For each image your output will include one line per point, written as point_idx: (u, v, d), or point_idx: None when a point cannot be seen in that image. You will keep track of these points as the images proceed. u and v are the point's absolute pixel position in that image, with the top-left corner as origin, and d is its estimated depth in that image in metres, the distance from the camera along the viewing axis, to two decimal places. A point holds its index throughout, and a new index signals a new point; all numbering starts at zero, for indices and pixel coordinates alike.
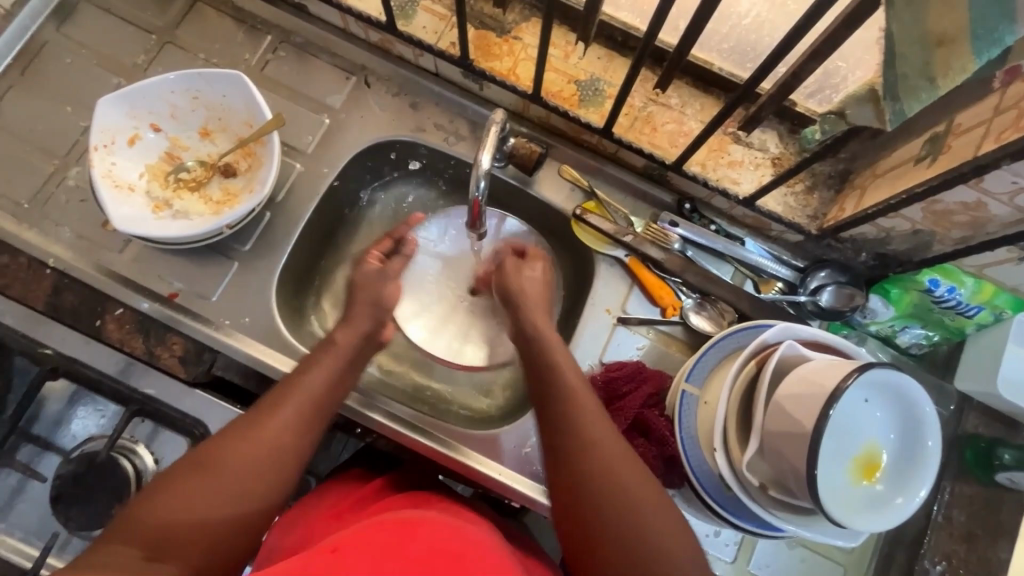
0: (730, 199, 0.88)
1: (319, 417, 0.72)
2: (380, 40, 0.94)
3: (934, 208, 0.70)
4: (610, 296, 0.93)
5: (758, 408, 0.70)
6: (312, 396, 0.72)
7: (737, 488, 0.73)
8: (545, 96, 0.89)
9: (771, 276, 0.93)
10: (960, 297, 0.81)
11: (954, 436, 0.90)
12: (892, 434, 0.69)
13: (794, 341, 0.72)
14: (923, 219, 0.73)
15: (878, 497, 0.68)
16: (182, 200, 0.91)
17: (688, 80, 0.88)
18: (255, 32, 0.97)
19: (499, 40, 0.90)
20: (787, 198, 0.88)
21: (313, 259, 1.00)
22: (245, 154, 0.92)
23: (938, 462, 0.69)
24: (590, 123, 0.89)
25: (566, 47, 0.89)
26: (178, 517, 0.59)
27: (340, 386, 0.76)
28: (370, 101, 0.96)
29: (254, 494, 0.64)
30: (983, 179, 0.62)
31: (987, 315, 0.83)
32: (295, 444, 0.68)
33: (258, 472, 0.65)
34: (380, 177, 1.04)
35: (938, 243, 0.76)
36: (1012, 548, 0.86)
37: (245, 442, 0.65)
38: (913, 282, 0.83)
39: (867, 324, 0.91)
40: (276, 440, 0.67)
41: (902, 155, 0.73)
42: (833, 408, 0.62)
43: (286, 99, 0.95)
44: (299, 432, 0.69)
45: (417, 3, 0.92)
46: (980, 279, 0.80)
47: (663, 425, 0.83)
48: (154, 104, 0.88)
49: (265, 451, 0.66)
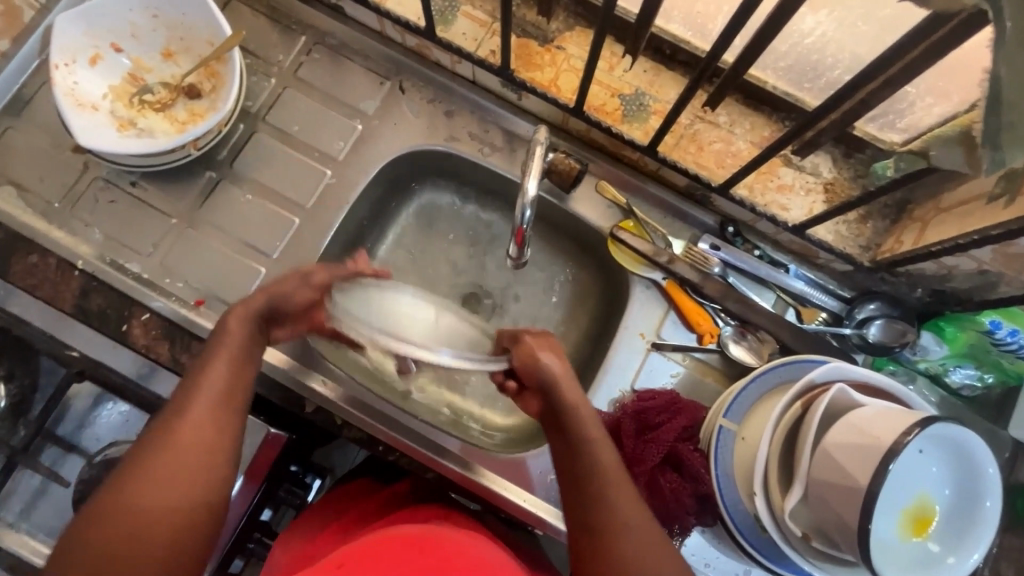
0: (777, 225, 0.84)
1: (235, 398, 0.64)
2: (417, 45, 0.90)
3: (1006, 251, 0.65)
4: (644, 320, 0.90)
5: (804, 454, 0.66)
6: (218, 390, 0.63)
7: (776, 534, 0.69)
8: (587, 110, 0.86)
9: (815, 305, 0.88)
10: (1023, 340, 0.76)
11: (1003, 486, 0.85)
12: (948, 489, 0.65)
13: (845, 385, 0.68)
14: (991, 261, 0.68)
15: (925, 555, 0.64)
16: (147, 119, 0.89)
17: (739, 97, 0.84)
18: (290, 32, 0.94)
19: (541, 49, 0.87)
20: (838, 226, 0.83)
21: None
22: (209, 75, 0.90)
23: (996, 522, 0.65)
24: (633, 141, 0.85)
25: (611, 59, 0.86)
26: (121, 546, 0.54)
27: (247, 365, 0.67)
28: (404, 108, 0.93)
29: (176, 500, 0.57)
30: None
31: None
32: (220, 433, 0.61)
33: (184, 467, 0.58)
34: (411, 186, 1.01)
35: (1004, 286, 0.71)
36: None
37: (172, 457, 0.58)
38: (972, 322, 0.79)
39: (917, 361, 0.86)
40: (193, 433, 0.60)
41: (971, 191, 0.67)
42: (892, 464, 0.59)
43: (319, 104, 0.93)
44: (216, 418, 0.61)
45: (458, 8, 0.88)
46: None
47: (698, 461, 0.79)
48: (112, 20, 0.87)
49: (188, 456, 0.58)
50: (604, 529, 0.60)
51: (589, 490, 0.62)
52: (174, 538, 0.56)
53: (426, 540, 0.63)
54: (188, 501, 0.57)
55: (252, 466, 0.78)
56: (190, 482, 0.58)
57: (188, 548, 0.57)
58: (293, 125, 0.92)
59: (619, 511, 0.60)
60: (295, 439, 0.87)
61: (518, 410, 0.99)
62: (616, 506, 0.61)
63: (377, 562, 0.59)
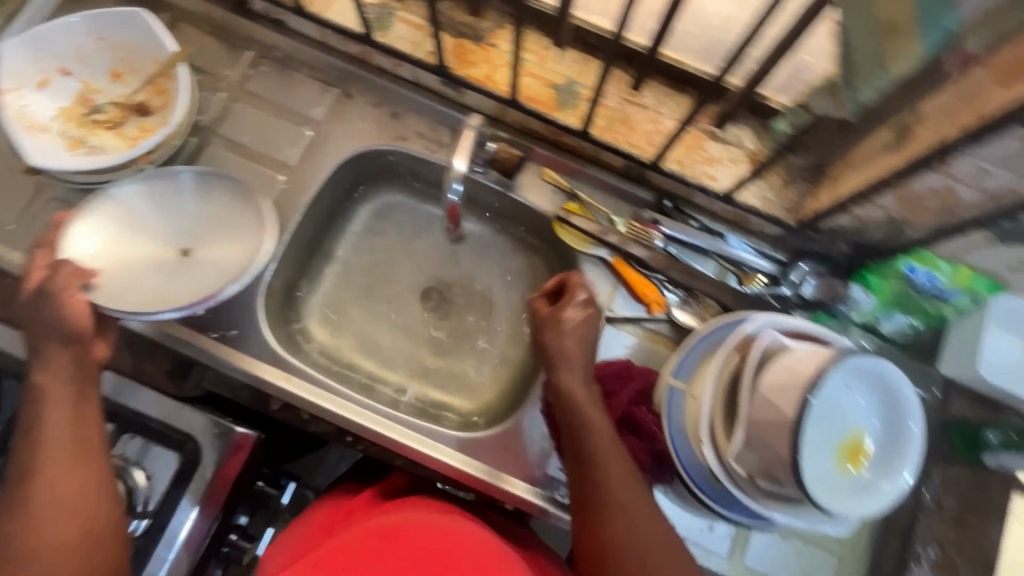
0: (709, 195, 0.90)
1: (87, 446, 0.71)
2: (359, 51, 0.96)
3: (906, 195, 0.71)
4: (596, 296, 0.94)
5: (744, 398, 0.70)
6: (64, 438, 0.70)
7: (725, 479, 0.74)
8: (523, 101, 0.91)
9: (754, 270, 0.92)
10: (938, 281, 0.83)
11: (943, 423, 0.89)
12: (876, 420, 0.70)
13: (775, 332, 0.73)
14: (895, 206, 0.74)
15: (862, 485, 0.68)
16: (98, 137, 0.92)
17: (661, 80, 0.90)
18: (236, 48, 0.98)
19: (475, 48, 0.93)
20: (765, 192, 0.90)
21: (301, 271, 1.01)
22: (157, 92, 0.93)
23: (922, 446, 0.69)
24: (568, 126, 0.91)
25: (540, 51, 0.91)
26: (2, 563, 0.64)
27: (82, 410, 0.72)
28: (352, 113, 0.97)
29: (81, 520, 0.67)
30: (950, 164, 0.63)
31: (967, 300, 0.84)
32: (71, 480, 0.68)
33: (47, 498, 0.67)
34: (366, 189, 1.05)
35: (911, 229, 0.77)
36: (1002, 531, 0.88)
37: (46, 497, 0.67)
38: (891, 269, 0.86)
39: (851, 315, 0.91)
40: (54, 486, 0.68)
41: (872, 146, 0.72)
42: (814, 395, 0.64)
43: (269, 114, 0.96)
44: (68, 471, 0.68)
45: (395, 15, 0.95)
46: (957, 264, 0.81)
47: (652, 422, 0.83)
48: (58, 44, 0.89)
49: (56, 501, 0.67)
50: (594, 486, 0.72)
51: (591, 474, 0.72)
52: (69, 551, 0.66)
53: (392, 530, 0.67)
54: (94, 520, 0.68)
55: (218, 481, 0.80)
56: (47, 528, 0.66)
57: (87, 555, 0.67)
58: (242, 138, 0.95)
59: (613, 483, 0.71)
60: (265, 438, 0.89)
61: (485, 395, 1.01)
62: (612, 477, 0.71)
63: (347, 556, 0.64)
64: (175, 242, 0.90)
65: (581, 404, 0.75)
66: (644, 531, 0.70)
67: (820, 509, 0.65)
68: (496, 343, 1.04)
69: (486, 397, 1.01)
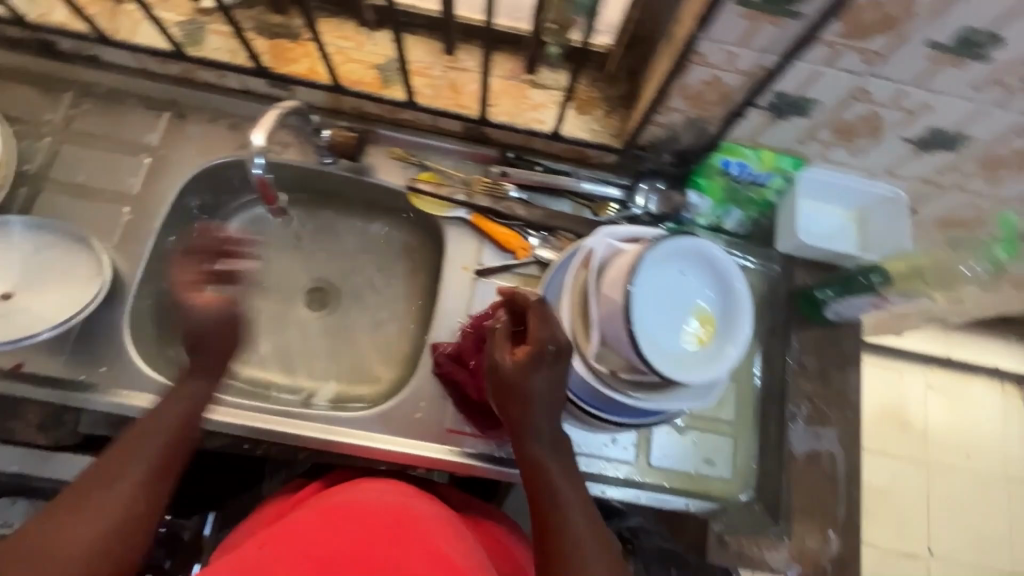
0: (542, 137, 0.99)
1: (167, 475, 0.75)
2: (181, 71, 1.01)
3: (687, 93, 0.89)
4: (464, 254, 0.98)
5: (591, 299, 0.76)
6: (132, 462, 0.72)
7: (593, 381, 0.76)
8: (348, 85, 0.98)
9: (604, 198, 1.02)
10: (750, 168, 1.00)
11: (791, 290, 1.10)
12: (708, 291, 0.78)
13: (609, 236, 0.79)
14: (686, 107, 0.92)
15: (709, 353, 0.75)
16: None
17: (474, 42, 1.00)
18: (54, 92, 1.02)
19: (291, 44, 0.99)
20: (591, 125, 1.01)
21: (168, 297, 0.99)
22: None
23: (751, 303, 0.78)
24: (397, 101, 0.98)
25: (354, 37, 1.00)
26: (37, 542, 0.64)
27: (185, 445, 0.78)
28: (186, 129, 1.02)
29: (103, 533, 0.67)
30: (703, 53, 0.82)
31: (779, 180, 1.03)
32: (129, 513, 0.70)
33: (86, 509, 0.68)
34: (221, 205, 1.07)
35: (710, 125, 0.95)
36: (856, 371, 1.13)
37: (89, 513, 0.68)
38: (711, 168, 1.00)
39: (695, 219, 1.04)
40: (114, 509, 0.69)
41: (662, 65, 0.88)
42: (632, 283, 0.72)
43: (104, 148, 1.00)
44: (143, 495, 0.71)
45: (204, 28, 0.99)
46: (759, 150, 1.00)
47: None
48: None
49: (105, 530, 0.67)
50: (538, 461, 0.71)
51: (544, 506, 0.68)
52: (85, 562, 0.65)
53: (342, 511, 0.67)
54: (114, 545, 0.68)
55: None
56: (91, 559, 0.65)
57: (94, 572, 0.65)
58: (81, 173, 0.98)
59: (564, 512, 0.68)
60: None
61: (386, 378, 1.02)
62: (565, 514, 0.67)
63: (291, 533, 0.64)
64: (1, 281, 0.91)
65: (539, 425, 0.72)
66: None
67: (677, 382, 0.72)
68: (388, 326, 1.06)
69: (384, 380, 1.02)
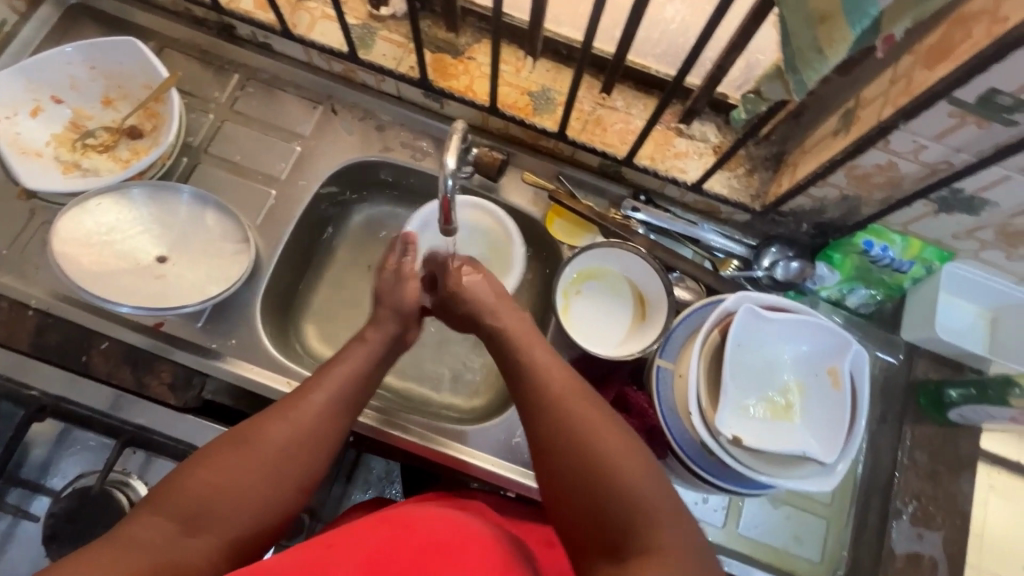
0: (898, 296, 0.80)
1: (350, 409, 0.63)
2: (343, 70, 0.83)
3: None
4: None
5: (773, 384, 0.68)
6: (330, 397, 0.61)
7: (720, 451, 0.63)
8: (667, 162, 0.79)
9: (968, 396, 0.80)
10: (891, 255, 0.73)
11: None
12: (830, 399, 0.66)
13: (785, 316, 0.66)
14: None
15: (764, 430, 0.65)
16: (90, 160, 0.77)
17: (726, 125, 0.79)
18: (221, 71, 0.85)
19: (455, 61, 0.81)
20: (984, 300, 0.76)
21: (332, 311, 0.87)
22: (150, 116, 0.79)
23: (787, 418, 0.67)
24: (744, 205, 0.78)
25: (559, 80, 0.81)
26: (231, 439, 0.56)
27: (371, 382, 0.66)
28: (339, 129, 0.85)
29: (293, 474, 0.56)
30: None
31: (920, 269, 0.74)
32: (321, 432, 0.59)
33: (304, 454, 0.57)
34: (364, 215, 0.92)
35: None
36: None
37: (282, 423, 0.57)
38: (851, 245, 0.75)
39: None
40: (314, 417, 0.59)
41: None
42: (785, 359, 0.69)
43: (247, 129, 0.84)
44: (333, 416, 0.61)
45: (377, 32, 0.81)
46: (907, 236, 0.72)
47: (807, 528, 0.75)
48: (49, 71, 0.76)
49: (295, 438, 0.57)
50: (574, 453, 0.52)
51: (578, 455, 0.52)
52: (267, 498, 0.55)
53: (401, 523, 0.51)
54: (288, 504, 0.56)
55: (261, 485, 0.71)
56: (281, 466, 0.56)
57: (262, 523, 0.54)
58: (330, 189, 0.85)
59: (607, 459, 0.51)
60: None
61: (486, 396, 0.85)
62: (591, 425, 0.53)
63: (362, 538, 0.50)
64: (155, 243, 0.75)
65: (593, 428, 0.53)
66: (605, 427, 0.53)
67: (763, 451, 0.63)
68: (478, 395, 0.86)
69: None
